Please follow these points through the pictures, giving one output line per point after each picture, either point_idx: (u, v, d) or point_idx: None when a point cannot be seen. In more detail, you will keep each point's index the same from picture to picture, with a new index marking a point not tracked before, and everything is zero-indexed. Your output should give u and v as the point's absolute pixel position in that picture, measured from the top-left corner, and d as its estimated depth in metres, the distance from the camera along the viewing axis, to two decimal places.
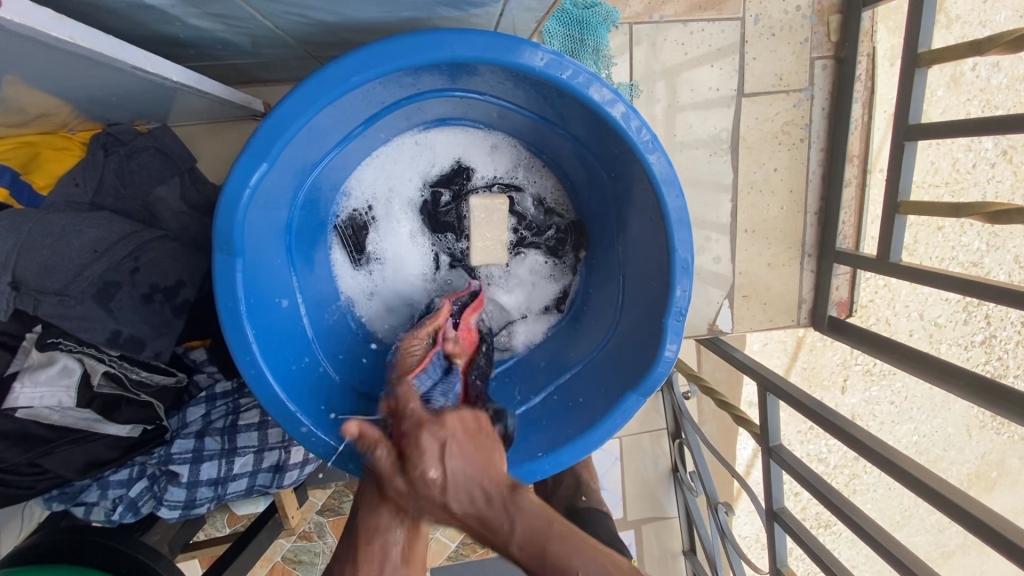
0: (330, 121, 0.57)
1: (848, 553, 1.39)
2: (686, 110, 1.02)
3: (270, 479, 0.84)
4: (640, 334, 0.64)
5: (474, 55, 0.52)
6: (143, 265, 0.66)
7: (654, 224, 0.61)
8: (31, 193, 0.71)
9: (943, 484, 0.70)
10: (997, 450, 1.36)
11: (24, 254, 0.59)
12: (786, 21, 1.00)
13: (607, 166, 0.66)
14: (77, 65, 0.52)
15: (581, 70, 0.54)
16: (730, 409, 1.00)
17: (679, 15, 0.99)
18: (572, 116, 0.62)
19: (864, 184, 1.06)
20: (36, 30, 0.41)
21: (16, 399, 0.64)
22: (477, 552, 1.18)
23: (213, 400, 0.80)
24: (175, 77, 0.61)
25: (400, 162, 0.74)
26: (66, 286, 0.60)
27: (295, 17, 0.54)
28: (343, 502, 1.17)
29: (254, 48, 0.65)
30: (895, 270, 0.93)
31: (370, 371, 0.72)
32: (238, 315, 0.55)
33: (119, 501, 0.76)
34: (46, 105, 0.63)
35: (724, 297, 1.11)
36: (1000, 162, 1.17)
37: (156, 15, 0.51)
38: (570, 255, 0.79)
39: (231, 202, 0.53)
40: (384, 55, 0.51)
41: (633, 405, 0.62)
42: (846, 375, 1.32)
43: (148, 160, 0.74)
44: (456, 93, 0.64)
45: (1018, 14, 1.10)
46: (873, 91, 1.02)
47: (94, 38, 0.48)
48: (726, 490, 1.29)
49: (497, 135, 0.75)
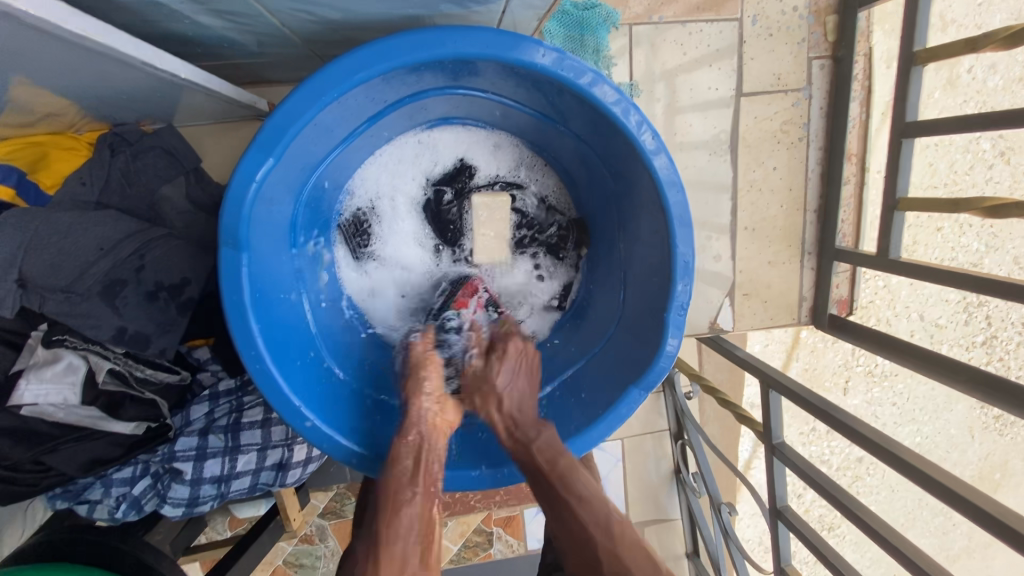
0: (335, 118, 0.58)
1: (853, 555, 1.39)
2: (686, 111, 1.03)
3: (273, 477, 0.83)
4: (642, 330, 0.65)
5: (477, 52, 0.53)
6: (149, 262, 0.67)
7: (655, 219, 0.61)
8: (37, 192, 0.71)
9: (954, 481, 0.70)
10: (1001, 452, 1.36)
11: (30, 252, 0.60)
12: (783, 23, 1.01)
13: (609, 164, 0.67)
14: (89, 61, 0.53)
15: (584, 69, 0.54)
16: (732, 407, 1.00)
17: (678, 16, 1.00)
18: (573, 114, 0.63)
19: (863, 183, 1.07)
20: (50, 23, 0.42)
21: (22, 396, 0.64)
22: (480, 555, 1.17)
23: (217, 398, 0.81)
24: (184, 75, 0.62)
25: (403, 161, 0.75)
26: (72, 283, 0.61)
27: (301, 14, 0.54)
28: (345, 505, 1.16)
29: (259, 47, 0.66)
30: (895, 267, 0.93)
31: (373, 367, 0.72)
32: (244, 309, 0.55)
33: (122, 499, 0.76)
34: (55, 104, 0.63)
35: (725, 296, 1.12)
36: (999, 162, 1.17)
37: (166, 12, 0.52)
38: (571, 252, 0.80)
39: (237, 197, 0.53)
40: (388, 53, 0.52)
41: (635, 400, 0.62)
42: (848, 376, 1.32)
43: (154, 160, 0.75)
44: (458, 92, 0.65)
45: (1013, 17, 1.11)
46: (869, 91, 1.03)
47: (105, 33, 0.48)
48: (728, 491, 1.29)
49: (500, 135, 0.76)
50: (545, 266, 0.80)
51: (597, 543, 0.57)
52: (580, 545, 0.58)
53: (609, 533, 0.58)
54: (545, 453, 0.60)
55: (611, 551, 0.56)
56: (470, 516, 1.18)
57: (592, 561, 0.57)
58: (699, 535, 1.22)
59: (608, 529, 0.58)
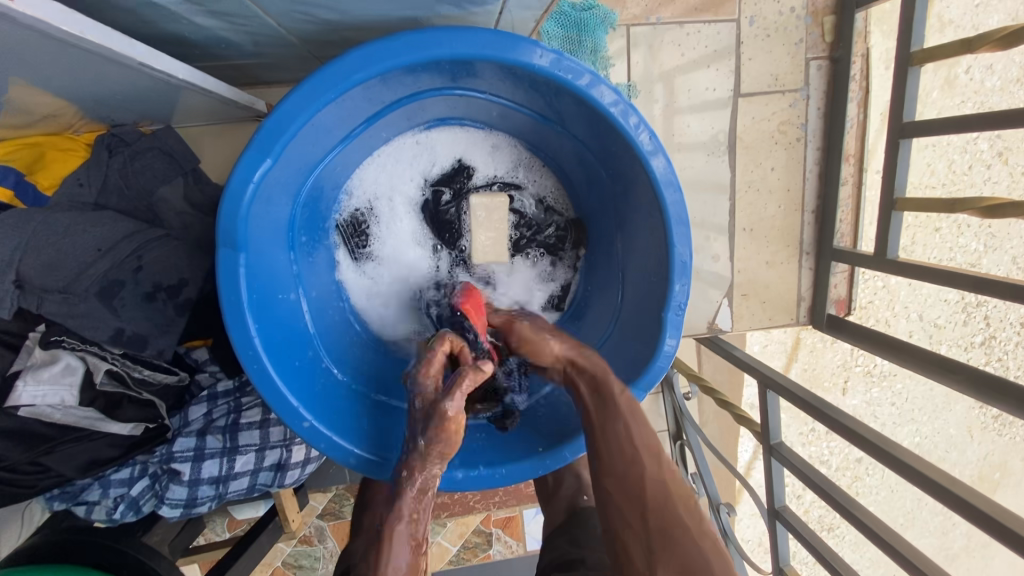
0: (332, 118, 0.58)
1: (852, 555, 1.39)
2: (684, 113, 1.04)
3: (271, 478, 0.84)
4: (640, 330, 0.65)
5: (474, 52, 0.53)
6: (147, 263, 0.66)
7: (653, 219, 0.61)
8: (35, 194, 0.70)
9: (952, 482, 0.70)
10: (1000, 452, 1.36)
11: (28, 253, 0.59)
12: (781, 23, 1.02)
13: (606, 164, 0.67)
14: (87, 62, 0.53)
15: (582, 69, 0.54)
16: (730, 408, 1.00)
17: (676, 17, 1.00)
18: (571, 115, 0.63)
19: (861, 183, 1.07)
20: (46, 24, 0.42)
21: (19, 397, 0.63)
22: (479, 556, 1.17)
23: (215, 398, 0.80)
24: (181, 75, 0.62)
25: (401, 161, 0.75)
26: (69, 284, 0.61)
27: (298, 15, 0.54)
28: (344, 506, 1.16)
29: (256, 48, 0.66)
30: (893, 267, 0.93)
31: (370, 368, 0.72)
32: (242, 310, 0.55)
33: (120, 500, 0.76)
34: (52, 105, 0.63)
35: (723, 296, 1.12)
36: (996, 163, 1.18)
37: (163, 13, 0.52)
38: (569, 253, 0.80)
39: (234, 198, 0.53)
40: (384, 53, 0.52)
41: (633, 400, 0.63)
42: (847, 377, 1.32)
43: (152, 161, 0.75)
44: (456, 92, 0.65)
45: (1011, 17, 1.11)
46: (867, 91, 1.03)
47: (102, 34, 0.48)
48: (727, 492, 1.29)
49: (497, 136, 0.76)
50: (542, 274, 0.80)
51: (647, 471, 0.55)
52: (625, 476, 0.55)
53: (656, 464, 0.55)
54: (587, 385, 0.62)
55: (657, 477, 0.54)
56: (469, 517, 1.18)
57: (637, 490, 0.54)
58: (698, 536, 1.21)
59: (654, 458, 0.56)
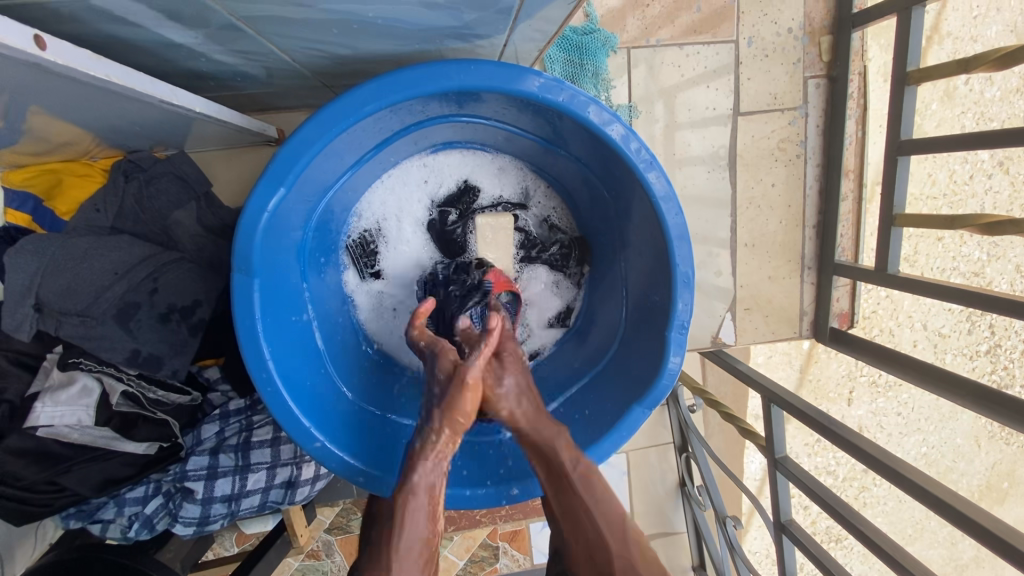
0: (343, 146, 0.60)
1: (861, 567, 1.38)
2: (684, 129, 1.05)
3: (282, 495, 0.85)
4: (643, 349, 0.66)
5: (479, 83, 0.54)
6: (162, 285, 0.69)
7: (655, 239, 0.63)
8: (53, 218, 0.75)
9: (954, 496, 0.70)
10: (1008, 461, 1.36)
11: (47, 276, 0.62)
12: (779, 43, 1.03)
13: (608, 185, 0.69)
14: (108, 99, 0.55)
15: (580, 93, 0.56)
16: (735, 422, 1.01)
17: (675, 38, 1.02)
18: (573, 138, 0.65)
19: (861, 198, 1.09)
20: (75, 70, 0.44)
21: (38, 417, 0.65)
22: (486, 570, 1.17)
23: (226, 417, 0.82)
24: (197, 108, 0.64)
25: (408, 183, 0.77)
26: (88, 307, 0.63)
27: (312, 51, 0.56)
28: (352, 520, 1.17)
29: (269, 79, 0.68)
30: (894, 281, 0.94)
31: (379, 387, 0.73)
32: (255, 334, 0.57)
33: (135, 518, 0.78)
34: (71, 134, 0.66)
35: (727, 310, 1.13)
36: (997, 173, 1.19)
37: (183, 52, 0.54)
38: (575, 270, 0.81)
39: (249, 225, 0.55)
40: (393, 85, 0.53)
41: (639, 418, 0.63)
42: (852, 387, 1.33)
43: (166, 186, 0.77)
44: (462, 119, 0.67)
45: (1008, 30, 1.13)
46: (866, 107, 1.05)
47: (126, 75, 0.51)
48: (735, 504, 1.30)
49: (504, 158, 0.78)
50: None
51: (612, 547, 0.54)
52: (590, 558, 0.54)
53: (622, 543, 0.54)
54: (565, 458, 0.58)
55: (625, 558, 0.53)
56: (475, 531, 1.18)
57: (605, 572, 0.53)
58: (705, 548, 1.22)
59: (623, 537, 0.54)
